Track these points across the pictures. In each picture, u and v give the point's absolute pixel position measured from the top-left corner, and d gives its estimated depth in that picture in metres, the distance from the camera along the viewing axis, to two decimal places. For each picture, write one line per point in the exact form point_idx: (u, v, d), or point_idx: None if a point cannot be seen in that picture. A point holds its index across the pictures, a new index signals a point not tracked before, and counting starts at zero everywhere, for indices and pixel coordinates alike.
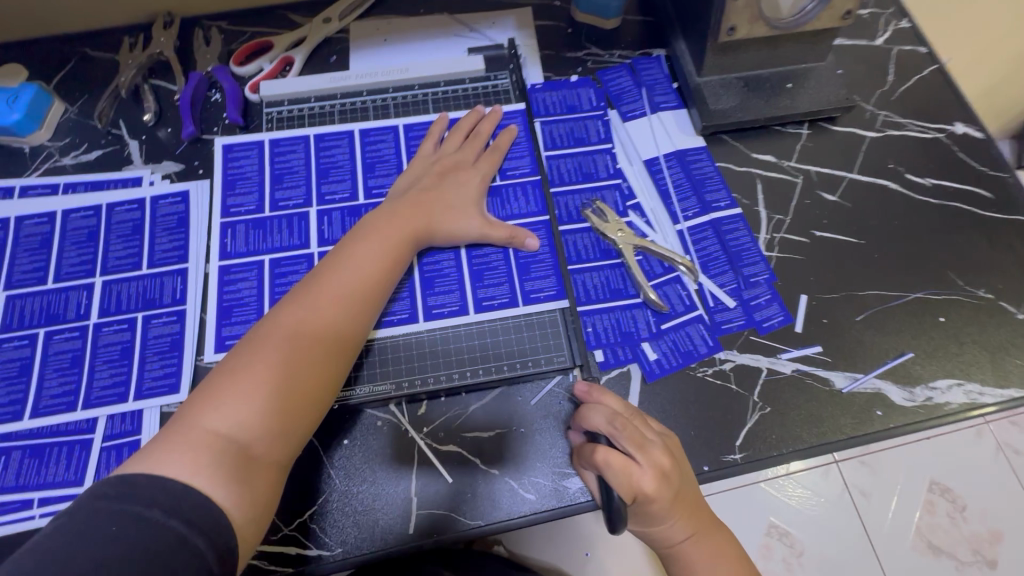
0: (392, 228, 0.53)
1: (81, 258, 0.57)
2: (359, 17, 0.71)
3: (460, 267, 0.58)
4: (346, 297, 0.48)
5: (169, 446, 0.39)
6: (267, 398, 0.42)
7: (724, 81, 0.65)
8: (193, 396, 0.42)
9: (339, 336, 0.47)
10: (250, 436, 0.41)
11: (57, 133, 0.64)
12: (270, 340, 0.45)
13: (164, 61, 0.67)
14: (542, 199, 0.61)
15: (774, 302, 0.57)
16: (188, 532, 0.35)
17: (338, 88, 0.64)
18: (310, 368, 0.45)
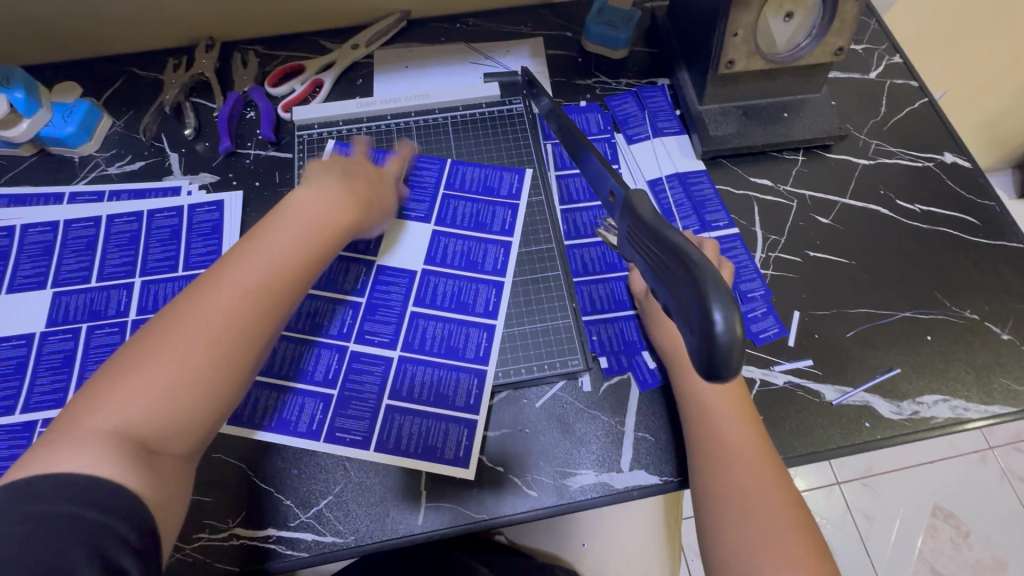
0: (317, 216, 0.50)
1: (122, 260, 0.62)
2: (384, 44, 0.76)
3: (410, 283, 0.61)
4: (260, 279, 0.44)
5: (56, 447, 0.35)
6: (165, 389, 0.39)
7: (724, 109, 0.69)
8: (80, 395, 0.38)
9: (246, 322, 0.42)
10: (148, 429, 0.37)
11: (105, 145, 0.69)
12: (173, 327, 0.41)
13: (204, 80, 0.73)
14: (550, 216, 0.65)
15: (769, 315, 0.60)
16: (112, 522, 0.34)
17: (364, 112, 0.69)
18: (213, 357, 0.40)
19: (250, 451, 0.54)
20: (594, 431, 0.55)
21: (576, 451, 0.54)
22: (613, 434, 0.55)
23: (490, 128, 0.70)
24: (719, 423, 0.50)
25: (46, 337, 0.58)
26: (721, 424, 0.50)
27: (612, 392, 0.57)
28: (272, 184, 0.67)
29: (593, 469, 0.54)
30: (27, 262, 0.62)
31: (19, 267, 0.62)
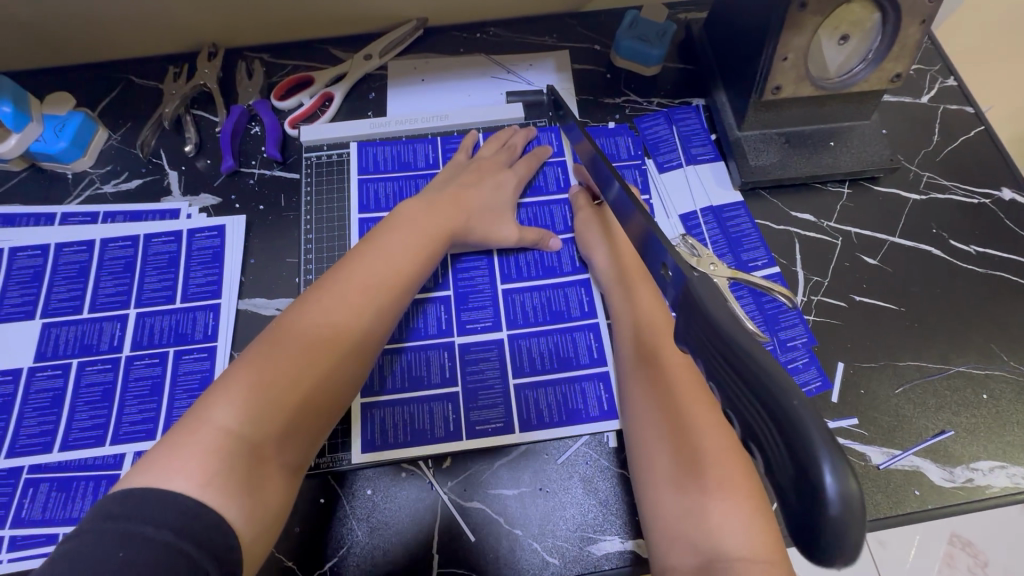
0: (420, 228, 0.53)
1: (116, 289, 0.58)
2: (398, 54, 0.71)
3: (452, 302, 0.57)
4: (367, 293, 0.48)
5: (179, 447, 0.38)
6: (277, 393, 0.42)
7: (765, 136, 0.64)
8: (208, 392, 0.42)
9: (356, 340, 0.46)
10: (261, 436, 0.41)
11: (100, 160, 0.65)
12: (288, 334, 0.44)
13: (206, 91, 0.68)
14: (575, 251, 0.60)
15: (812, 366, 0.56)
16: (199, 557, 0.34)
17: (377, 132, 0.65)
18: (326, 373, 0.44)
19: None
20: (620, 493, 0.51)
21: (600, 515, 0.50)
22: None
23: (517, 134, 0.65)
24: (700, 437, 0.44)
25: (34, 374, 0.54)
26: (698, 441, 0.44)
27: None
28: (277, 207, 0.62)
29: (619, 536, 0.50)
30: (14, 289, 0.58)
31: (7, 294, 0.58)
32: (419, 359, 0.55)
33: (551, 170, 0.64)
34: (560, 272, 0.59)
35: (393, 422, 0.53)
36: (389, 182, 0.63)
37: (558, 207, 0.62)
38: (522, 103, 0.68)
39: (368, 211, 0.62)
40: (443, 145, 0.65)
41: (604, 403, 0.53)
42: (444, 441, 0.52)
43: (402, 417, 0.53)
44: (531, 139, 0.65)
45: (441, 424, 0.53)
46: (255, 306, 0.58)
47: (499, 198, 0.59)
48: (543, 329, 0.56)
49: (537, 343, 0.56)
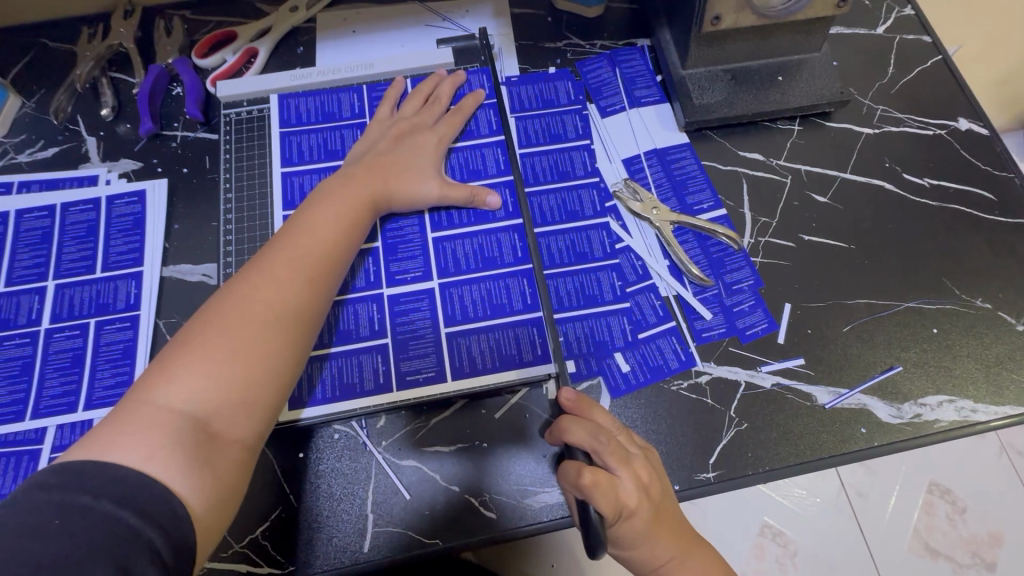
0: (347, 196, 0.51)
1: (34, 261, 0.55)
2: (327, 6, 0.67)
3: (378, 258, 0.55)
4: (300, 262, 0.46)
5: (120, 427, 0.36)
6: (218, 367, 0.40)
7: (710, 74, 0.61)
8: (144, 377, 0.40)
9: (293, 308, 0.44)
10: (209, 410, 0.39)
11: (13, 129, 0.62)
12: (223, 311, 0.42)
13: (124, 53, 0.65)
14: (512, 201, 0.57)
15: (758, 309, 0.54)
16: (141, 526, 0.32)
17: (300, 85, 0.61)
18: (267, 343, 0.42)
19: None
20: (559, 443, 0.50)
21: (536, 467, 0.49)
22: None
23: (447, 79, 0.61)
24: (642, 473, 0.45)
25: None
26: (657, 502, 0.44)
27: None
28: (201, 169, 0.60)
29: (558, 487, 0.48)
30: None
31: None
32: (347, 315, 0.53)
33: (484, 113, 0.61)
34: (494, 216, 0.56)
35: (325, 376, 0.51)
36: (312, 135, 0.60)
37: (491, 150, 0.59)
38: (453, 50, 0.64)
39: (293, 161, 0.59)
40: (371, 97, 0.62)
41: (539, 347, 0.51)
42: (375, 394, 0.50)
43: (329, 372, 0.51)
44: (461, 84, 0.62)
45: (371, 376, 0.51)
46: (180, 274, 0.56)
47: (425, 152, 0.56)
48: (475, 276, 0.54)
49: (470, 290, 0.54)
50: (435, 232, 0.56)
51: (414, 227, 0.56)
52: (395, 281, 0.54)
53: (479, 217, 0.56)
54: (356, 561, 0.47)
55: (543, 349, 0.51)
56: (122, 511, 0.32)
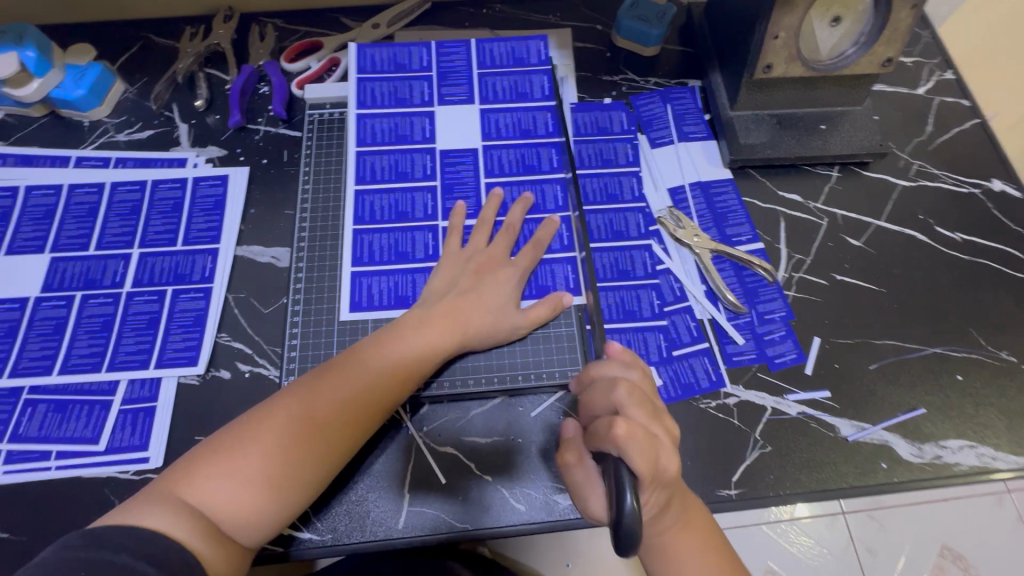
0: (417, 342, 0.50)
1: (123, 230, 0.61)
2: (405, 26, 0.74)
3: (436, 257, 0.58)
4: (351, 401, 0.47)
5: (153, 498, 0.41)
6: (244, 481, 0.42)
7: (757, 117, 0.65)
8: (190, 458, 0.44)
9: (327, 436, 0.45)
10: (224, 514, 0.42)
11: (116, 110, 0.68)
12: (272, 427, 0.44)
13: (220, 51, 0.71)
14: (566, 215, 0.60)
15: (788, 340, 0.57)
16: (156, 574, 0.36)
17: None
18: (293, 473, 0.44)
19: None
20: None
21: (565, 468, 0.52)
22: None
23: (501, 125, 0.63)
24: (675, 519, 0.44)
25: (40, 303, 0.57)
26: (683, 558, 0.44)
27: None
28: (281, 162, 0.65)
29: None
30: (28, 225, 0.61)
31: (21, 228, 0.61)
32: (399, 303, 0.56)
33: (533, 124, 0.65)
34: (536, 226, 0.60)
35: None
36: (386, 119, 0.63)
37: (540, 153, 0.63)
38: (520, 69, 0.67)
39: (366, 145, 0.62)
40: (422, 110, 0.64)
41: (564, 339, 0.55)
42: None
43: None
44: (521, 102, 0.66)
45: None
46: (252, 254, 0.60)
47: (510, 296, 0.54)
48: None
49: None
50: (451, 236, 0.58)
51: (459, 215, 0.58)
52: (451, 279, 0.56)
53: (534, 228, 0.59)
54: (387, 538, 0.49)
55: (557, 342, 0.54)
56: (139, 562, 0.36)
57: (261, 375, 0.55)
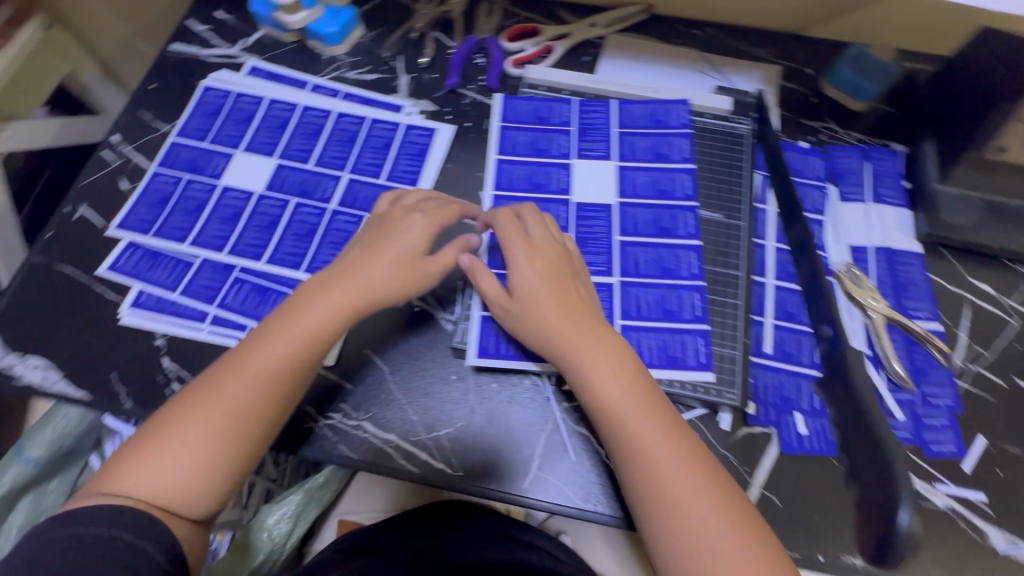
0: (307, 321, 0.49)
1: (339, 155, 0.68)
2: (619, 31, 0.77)
3: (610, 256, 0.57)
4: (247, 379, 0.46)
5: (118, 474, 0.44)
6: (186, 469, 0.44)
7: (965, 197, 0.62)
8: (137, 437, 0.45)
9: (240, 418, 0.46)
10: (172, 504, 0.44)
11: (351, 51, 0.76)
12: (199, 408, 0.45)
13: (448, 19, 0.78)
14: (744, 245, 0.58)
15: (950, 431, 0.54)
16: (132, 540, 0.41)
17: (592, 88, 0.67)
18: (225, 458, 0.45)
19: (399, 366, 0.57)
20: None
21: None
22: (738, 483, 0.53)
23: (704, 139, 0.63)
24: (672, 478, 0.43)
25: (262, 199, 0.66)
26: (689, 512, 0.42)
27: (749, 441, 0.54)
28: (482, 128, 0.70)
29: None
30: (264, 131, 0.70)
31: (258, 133, 0.70)
32: None
33: (729, 140, 0.63)
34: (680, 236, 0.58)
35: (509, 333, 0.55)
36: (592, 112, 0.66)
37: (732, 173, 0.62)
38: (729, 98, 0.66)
39: None
40: (619, 112, 0.65)
41: (703, 355, 0.53)
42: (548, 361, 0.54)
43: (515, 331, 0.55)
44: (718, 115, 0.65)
45: None
46: None
47: (328, 298, 0.50)
48: (651, 281, 0.56)
49: (646, 293, 0.55)
50: (621, 236, 0.58)
51: (643, 215, 0.59)
52: (623, 271, 0.56)
53: (709, 241, 0.58)
54: (447, 461, 0.53)
55: (707, 357, 0.52)
56: (119, 530, 0.41)
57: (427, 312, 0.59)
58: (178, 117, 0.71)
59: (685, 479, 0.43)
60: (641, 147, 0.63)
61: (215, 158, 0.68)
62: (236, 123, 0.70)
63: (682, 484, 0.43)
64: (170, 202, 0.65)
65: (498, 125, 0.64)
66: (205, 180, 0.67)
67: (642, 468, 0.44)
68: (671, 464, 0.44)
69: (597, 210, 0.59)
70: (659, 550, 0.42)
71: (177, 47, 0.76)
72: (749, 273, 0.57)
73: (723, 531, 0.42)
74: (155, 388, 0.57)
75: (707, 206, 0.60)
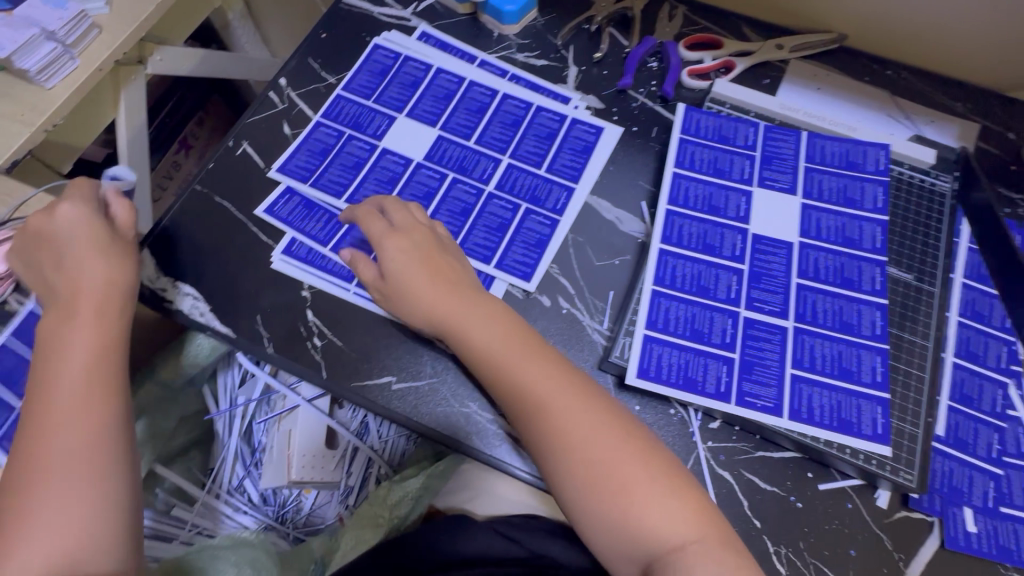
0: (89, 326, 0.49)
1: (500, 137, 0.66)
2: (804, 57, 0.73)
3: (785, 297, 0.53)
4: (67, 440, 0.45)
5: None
6: (58, 532, 0.42)
7: None
8: None
9: (87, 467, 0.45)
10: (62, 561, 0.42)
11: (522, 33, 0.74)
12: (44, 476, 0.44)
13: (626, 16, 0.74)
14: (935, 315, 0.53)
15: None
16: None
17: (782, 115, 0.63)
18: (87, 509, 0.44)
19: None
20: (870, 549, 0.49)
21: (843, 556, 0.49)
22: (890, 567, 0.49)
23: (901, 192, 0.58)
24: (595, 451, 0.45)
25: (419, 168, 0.64)
26: (626, 474, 0.44)
27: (908, 526, 0.50)
28: (649, 135, 0.67)
29: None
30: (429, 100, 0.68)
31: (422, 101, 0.68)
32: (728, 320, 0.52)
33: (928, 196, 0.58)
34: (862, 289, 0.54)
35: (668, 362, 0.51)
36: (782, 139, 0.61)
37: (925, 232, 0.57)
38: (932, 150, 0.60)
39: None
40: (809, 145, 0.60)
41: (880, 426, 0.49)
42: (712, 399, 0.50)
43: (677, 360, 0.51)
44: (920, 169, 0.60)
45: (712, 382, 0.50)
46: (600, 207, 0.63)
47: (89, 408, 0.46)
48: (828, 333, 0.52)
49: (823, 344, 0.51)
50: (798, 278, 0.54)
51: (826, 261, 0.55)
52: (798, 316, 0.53)
53: (897, 302, 0.54)
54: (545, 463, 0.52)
55: (885, 429, 0.49)
56: None
57: (576, 317, 0.57)
58: (345, 71, 0.71)
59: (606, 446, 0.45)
60: (828, 187, 0.58)
61: (377, 118, 0.67)
62: (402, 87, 0.69)
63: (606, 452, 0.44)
64: (330, 154, 0.65)
65: (678, 137, 0.61)
66: (366, 138, 0.66)
67: (565, 452, 0.45)
68: (584, 429, 0.45)
69: (776, 246, 0.56)
70: (602, 519, 0.43)
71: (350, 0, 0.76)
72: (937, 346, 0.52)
73: (653, 484, 0.43)
74: (297, 338, 0.56)
75: (896, 264, 0.55)
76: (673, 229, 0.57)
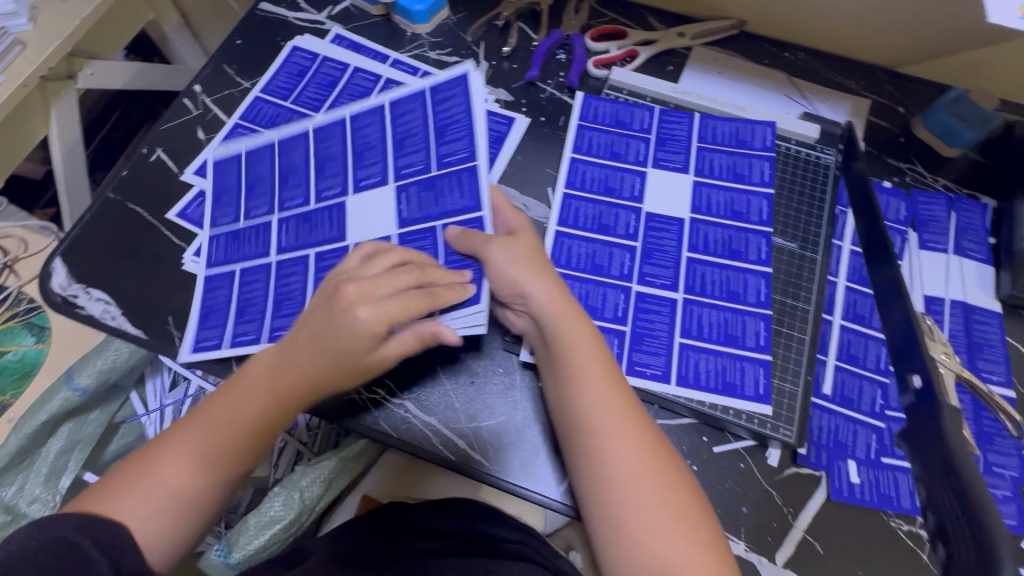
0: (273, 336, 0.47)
1: None
2: (706, 43, 0.76)
3: (676, 270, 0.56)
4: (249, 406, 0.45)
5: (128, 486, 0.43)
6: (190, 450, 0.45)
7: None
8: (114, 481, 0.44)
9: (243, 419, 0.45)
10: (180, 498, 0.44)
11: (434, 31, 0.76)
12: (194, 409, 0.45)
13: (535, 10, 0.77)
14: (817, 280, 0.56)
15: (1012, 504, 0.52)
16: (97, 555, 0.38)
17: (676, 98, 0.65)
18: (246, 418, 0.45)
19: (450, 352, 0.56)
20: (761, 505, 0.51)
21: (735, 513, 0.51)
22: (780, 521, 0.51)
23: (787, 166, 0.61)
24: (641, 485, 0.42)
25: None
26: (654, 511, 0.42)
27: (796, 481, 0.52)
28: (555, 123, 0.69)
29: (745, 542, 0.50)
30: (343, 99, 0.70)
31: (336, 101, 0.70)
32: (621, 295, 0.55)
33: (812, 169, 0.61)
34: (749, 259, 0.56)
35: None
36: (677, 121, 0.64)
37: (808, 203, 0.60)
38: (817, 126, 0.63)
39: None
40: (701, 126, 0.63)
41: (762, 386, 0.51)
42: None
43: None
44: (806, 144, 0.63)
45: None
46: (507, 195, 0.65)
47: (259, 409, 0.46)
48: (716, 302, 0.54)
49: (710, 313, 0.54)
50: (689, 252, 0.57)
51: (716, 234, 0.57)
52: (688, 288, 0.55)
53: (782, 270, 0.56)
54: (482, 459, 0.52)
55: (766, 389, 0.51)
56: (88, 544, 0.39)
57: None
58: (260, 75, 0.72)
59: (643, 485, 0.43)
60: (719, 164, 0.61)
61: (293, 118, 0.69)
62: (316, 88, 0.71)
63: (643, 486, 0.42)
64: None
65: (576, 124, 0.64)
66: None
67: (607, 468, 0.44)
68: (629, 459, 0.43)
69: (667, 222, 0.58)
70: (622, 539, 0.42)
71: (265, 7, 0.77)
72: (819, 309, 0.55)
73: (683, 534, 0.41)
74: None
75: (782, 234, 0.58)
76: (570, 211, 0.59)
